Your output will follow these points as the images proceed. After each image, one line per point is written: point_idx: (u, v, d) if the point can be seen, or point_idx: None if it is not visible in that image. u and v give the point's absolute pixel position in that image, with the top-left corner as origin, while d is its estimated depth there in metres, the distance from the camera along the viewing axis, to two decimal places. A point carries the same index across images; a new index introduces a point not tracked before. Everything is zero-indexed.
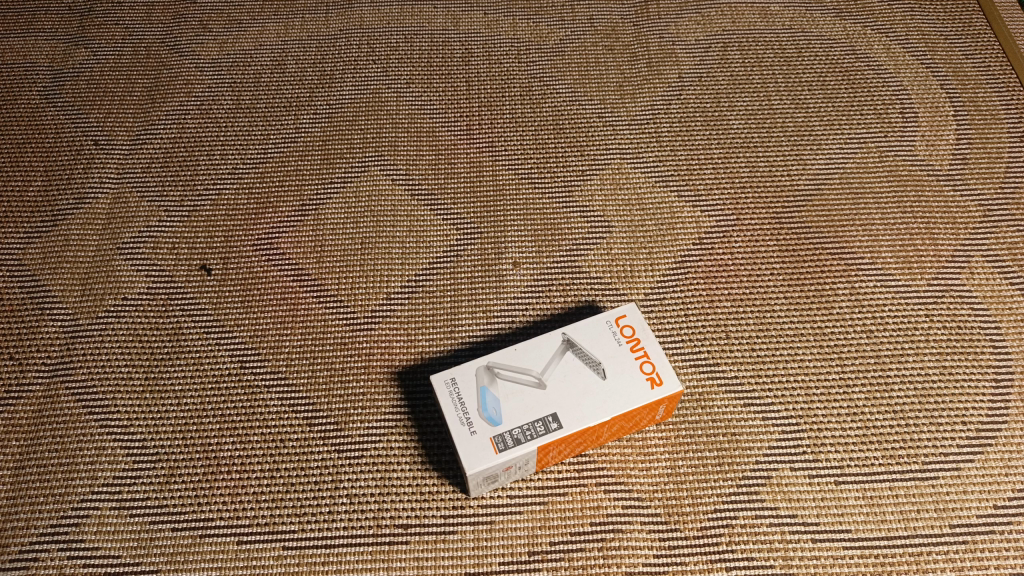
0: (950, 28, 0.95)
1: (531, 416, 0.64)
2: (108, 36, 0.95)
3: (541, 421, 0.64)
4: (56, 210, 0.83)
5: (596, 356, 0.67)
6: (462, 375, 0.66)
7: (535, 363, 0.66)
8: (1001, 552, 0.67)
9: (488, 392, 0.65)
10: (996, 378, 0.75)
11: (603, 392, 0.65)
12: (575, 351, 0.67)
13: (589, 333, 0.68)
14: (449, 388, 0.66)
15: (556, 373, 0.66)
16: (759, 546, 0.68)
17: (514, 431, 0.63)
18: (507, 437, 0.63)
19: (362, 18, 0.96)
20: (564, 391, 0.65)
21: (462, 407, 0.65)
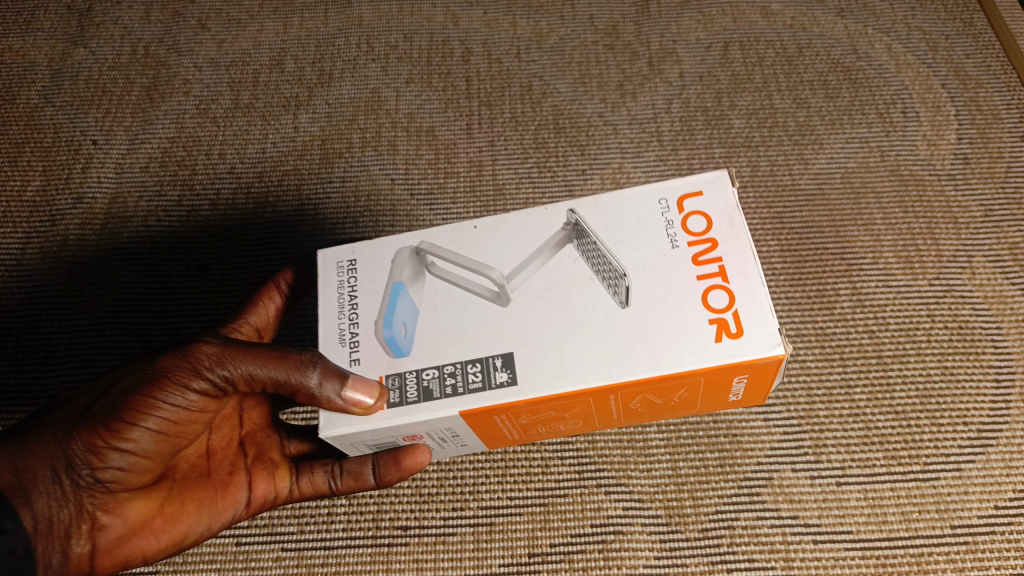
0: (951, 27, 0.94)
1: (450, 345, 0.56)
2: (106, 35, 0.94)
3: (464, 369, 0.55)
4: (54, 210, 0.83)
5: (630, 255, 0.56)
6: (387, 263, 0.60)
7: (494, 264, 0.58)
8: (1002, 553, 0.67)
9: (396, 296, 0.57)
10: (996, 379, 0.74)
11: (643, 328, 0.54)
12: (586, 248, 0.57)
13: (643, 237, 0.57)
14: (346, 272, 0.60)
15: (523, 280, 0.57)
16: (760, 548, 0.67)
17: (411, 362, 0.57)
18: (399, 377, 0.56)
19: (361, 17, 0.95)
20: (535, 309, 0.56)
21: (349, 312, 0.59)
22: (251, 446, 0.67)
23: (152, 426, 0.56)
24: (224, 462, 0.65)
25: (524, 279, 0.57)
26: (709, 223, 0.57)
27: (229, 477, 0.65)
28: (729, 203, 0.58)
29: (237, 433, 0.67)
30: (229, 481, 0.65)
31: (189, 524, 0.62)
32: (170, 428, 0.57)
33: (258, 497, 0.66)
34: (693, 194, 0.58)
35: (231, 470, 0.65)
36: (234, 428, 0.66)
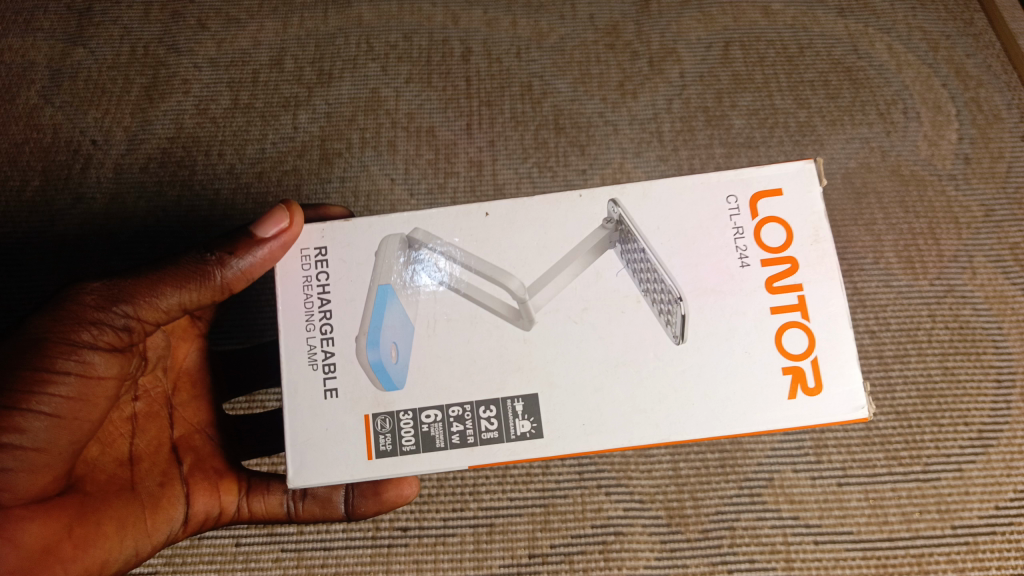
0: (952, 26, 0.94)
1: (453, 379, 0.49)
2: (105, 34, 0.94)
3: (475, 413, 0.49)
4: (54, 211, 0.83)
5: (688, 272, 0.49)
6: (374, 263, 0.51)
7: (513, 270, 0.50)
8: (1002, 553, 0.67)
9: (383, 306, 0.49)
10: (997, 379, 0.74)
11: (707, 377, 0.48)
12: (632, 259, 0.49)
13: (709, 258, 0.49)
14: (315, 266, 0.51)
15: (549, 298, 0.49)
16: (761, 548, 0.68)
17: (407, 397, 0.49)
18: (391, 420, 0.49)
19: (360, 16, 0.94)
20: (564, 340, 0.49)
21: (320, 323, 0.50)
22: (186, 449, 0.60)
23: (44, 406, 0.49)
24: (153, 468, 0.57)
25: (554, 300, 0.49)
26: (790, 235, 0.49)
27: (161, 488, 0.57)
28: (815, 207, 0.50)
29: (168, 436, 0.59)
30: (161, 494, 0.57)
31: (106, 548, 0.53)
32: (65, 406, 0.50)
33: (199, 514, 0.59)
34: (772, 192, 0.50)
35: (163, 481, 0.57)
36: (162, 429, 0.59)
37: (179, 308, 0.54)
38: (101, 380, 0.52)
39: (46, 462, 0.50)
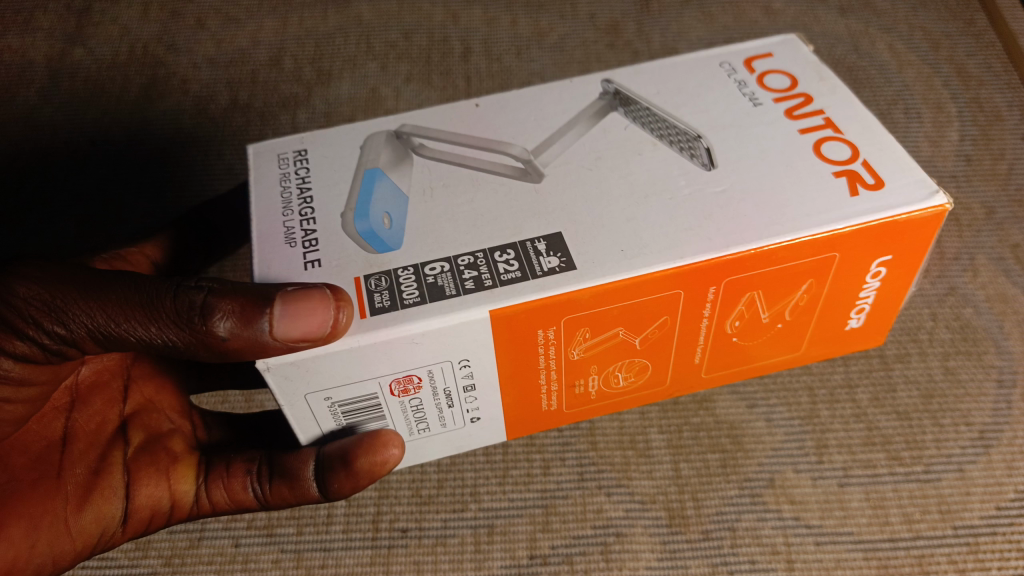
0: (952, 27, 0.94)
1: (461, 233, 0.53)
2: (105, 34, 0.94)
3: (491, 260, 0.51)
4: (50, 209, 0.82)
5: (742, 188, 0.54)
6: (363, 152, 0.59)
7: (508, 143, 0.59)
8: (1002, 554, 0.66)
9: (375, 182, 0.56)
10: (1000, 379, 0.74)
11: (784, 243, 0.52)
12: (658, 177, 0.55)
13: (763, 177, 0.55)
14: (295, 164, 0.59)
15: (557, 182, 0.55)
16: (762, 549, 0.67)
17: (436, 342, 0.50)
18: (387, 278, 0.51)
19: (361, 16, 0.95)
20: (598, 233, 0.52)
21: (302, 209, 0.55)
22: (138, 430, 0.60)
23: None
24: (88, 449, 0.56)
25: (562, 151, 0.57)
26: (850, 151, 0.56)
27: (93, 472, 0.55)
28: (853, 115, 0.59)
29: (116, 416, 0.59)
30: (93, 486, 0.55)
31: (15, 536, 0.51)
32: None
33: (142, 507, 0.57)
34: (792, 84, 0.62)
35: (99, 467, 0.56)
36: (110, 409, 0.59)
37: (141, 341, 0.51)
38: (29, 386, 0.52)
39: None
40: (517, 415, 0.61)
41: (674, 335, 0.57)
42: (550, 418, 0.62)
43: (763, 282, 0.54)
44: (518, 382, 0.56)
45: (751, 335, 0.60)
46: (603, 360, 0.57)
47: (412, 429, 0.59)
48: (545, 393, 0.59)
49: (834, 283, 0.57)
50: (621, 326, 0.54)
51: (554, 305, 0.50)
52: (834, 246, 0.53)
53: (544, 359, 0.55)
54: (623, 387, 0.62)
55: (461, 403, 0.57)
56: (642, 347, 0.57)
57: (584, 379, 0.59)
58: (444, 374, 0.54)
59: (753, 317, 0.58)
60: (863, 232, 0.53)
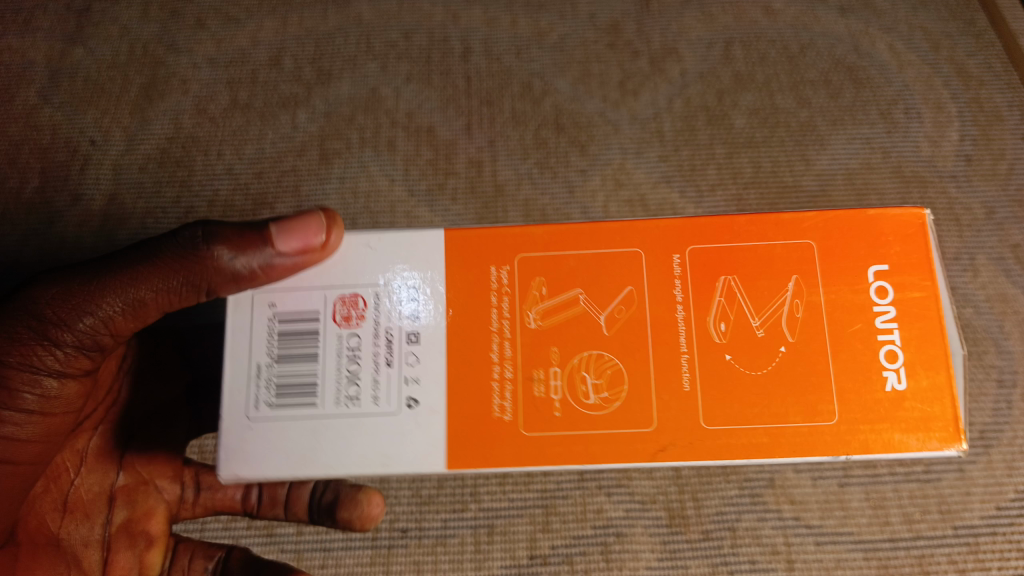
0: (954, 25, 0.93)
1: None
2: (104, 34, 0.93)
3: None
4: (51, 211, 0.82)
5: None
6: None
7: None
8: (1002, 554, 0.67)
9: None
10: (999, 379, 0.74)
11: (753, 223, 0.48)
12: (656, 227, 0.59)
13: None
14: None
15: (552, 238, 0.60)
16: (762, 549, 0.67)
17: (390, 252, 0.47)
18: None
19: (360, 15, 0.94)
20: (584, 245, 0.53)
21: None
22: (122, 501, 0.60)
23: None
24: (84, 519, 0.58)
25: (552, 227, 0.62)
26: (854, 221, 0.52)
27: (85, 546, 0.57)
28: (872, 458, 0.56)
29: (108, 484, 0.60)
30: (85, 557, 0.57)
31: None
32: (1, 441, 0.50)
33: None
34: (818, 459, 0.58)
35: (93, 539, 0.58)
36: (106, 475, 0.60)
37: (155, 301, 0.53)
38: (51, 417, 0.52)
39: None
40: (463, 432, 0.45)
41: (646, 320, 0.46)
42: (494, 438, 0.44)
43: (732, 261, 0.46)
44: (464, 341, 0.46)
45: (753, 361, 0.45)
46: (564, 354, 0.45)
47: (337, 397, 0.45)
48: (494, 386, 0.45)
49: (848, 286, 0.46)
50: (579, 286, 0.46)
51: (501, 235, 0.47)
52: (806, 229, 0.46)
53: (496, 344, 0.46)
54: (596, 408, 0.45)
55: (403, 362, 0.45)
56: (608, 331, 0.46)
57: (544, 372, 0.45)
58: (389, 300, 0.46)
59: (742, 320, 0.45)
60: (834, 218, 0.46)
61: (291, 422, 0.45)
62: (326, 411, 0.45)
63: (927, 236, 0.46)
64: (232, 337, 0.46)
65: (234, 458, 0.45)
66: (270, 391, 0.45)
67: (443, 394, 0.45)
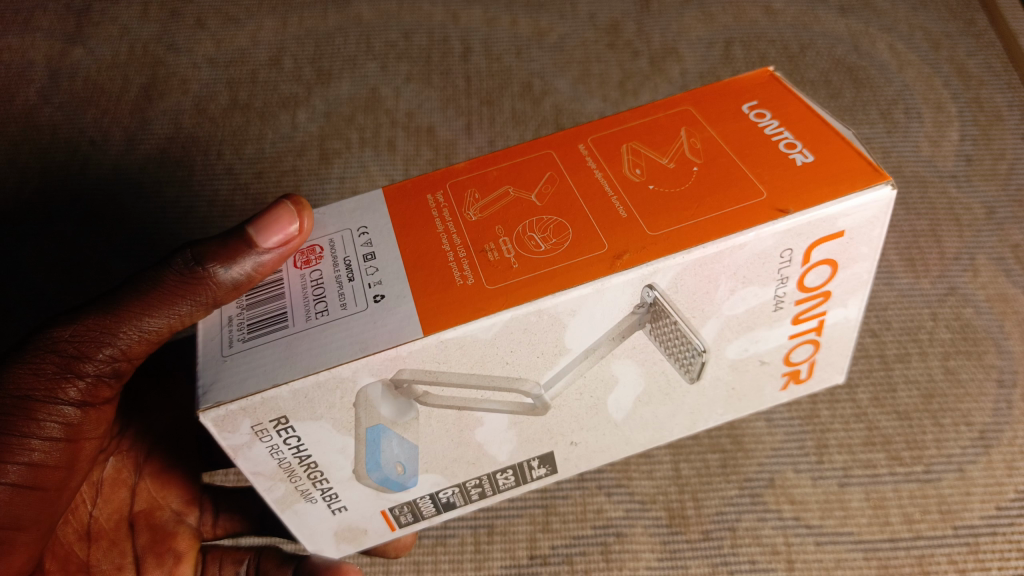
0: (952, 27, 0.93)
1: None
2: (105, 34, 0.93)
3: (492, 480, 0.55)
4: (50, 209, 0.82)
5: None
6: None
7: None
8: (1002, 554, 0.66)
9: None
10: (999, 379, 0.74)
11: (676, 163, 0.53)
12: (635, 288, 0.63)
13: None
14: None
15: None
16: (762, 549, 0.67)
17: (341, 211, 0.51)
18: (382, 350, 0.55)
19: (360, 15, 0.94)
20: None
21: None
22: (145, 526, 0.59)
23: (9, 475, 0.46)
24: (110, 546, 0.57)
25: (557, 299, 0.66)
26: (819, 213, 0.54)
27: (119, 572, 0.57)
28: (844, 352, 0.59)
29: (127, 509, 0.59)
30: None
31: None
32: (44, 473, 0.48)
33: None
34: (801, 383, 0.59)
35: (119, 564, 0.57)
36: (124, 501, 0.59)
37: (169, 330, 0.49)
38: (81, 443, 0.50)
39: (17, 548, 0.48)
40: (429, 284, 0.45)
41: (570, 187, 0.49)
42: (459, 300, 0.44)
43: (629, 134, 0.52)
44: (411, 243, 0.48)
45: (675, 182, 0.48)
46: (510, 223, 0.48)
47: (307, 314, 0.45)
48: (451, 264, 0.46)
49: (730, 121, 0.51)
50: (507, 185, 0.50)
51: (427, 176, 0.52)
52: (680, 100, 0.53)
53: (446, 238, 0.48)
54: (549, 254, 0.46)
55: (364, 275, 0.47)
56: (542, 203, 0.49)
57: (493, 243, 0.47)
58: (344, 242, 0.49)
59: (652, 163, 0.49)
60: (699, 92, 0.54)
61: (262, 347, 0.44)
62: (297, 327, 0.45)
63: (779, 81, 0.53)
64: (205, 346, 0.46)
65: (211, 390, 0.43)
66: (242, 331, 0.46)
67: (404, 283, 0.46)
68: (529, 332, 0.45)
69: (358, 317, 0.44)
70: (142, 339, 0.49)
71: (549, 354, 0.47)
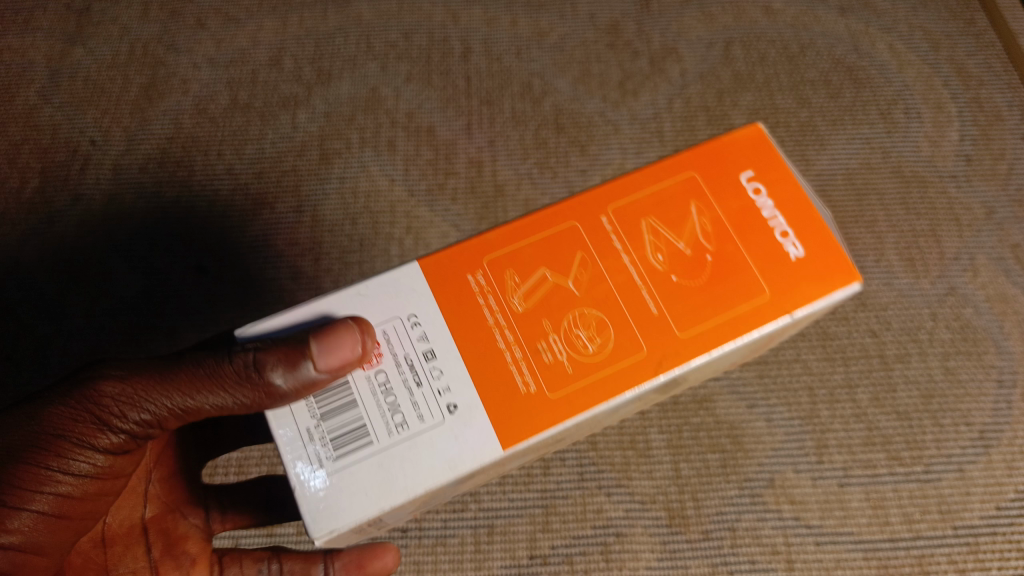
0: (953, 26, 0.93)
1: None
2: (105, 34, 0.93)
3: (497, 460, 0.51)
4: (52, 209, 0.83)
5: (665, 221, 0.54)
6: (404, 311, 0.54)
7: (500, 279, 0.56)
8: (1002, 553, 0.68)
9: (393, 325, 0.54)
10: (999, 379, 0.75)
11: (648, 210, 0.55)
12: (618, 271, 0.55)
13: None
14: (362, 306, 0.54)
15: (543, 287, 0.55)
16: (762, 549, 0.67)
17: (380, 295, 0.47)
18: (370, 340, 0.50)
19: (360, 16, 0.94)
20: None
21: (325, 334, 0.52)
22: (156, 532, 0.56)
23: (41, 503, 0.46)
24: (123, 551, 0.54)
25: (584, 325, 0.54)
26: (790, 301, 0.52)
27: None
28: None
29: (140, 516, 0.55)
30: None
31: None
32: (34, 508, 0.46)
33: None
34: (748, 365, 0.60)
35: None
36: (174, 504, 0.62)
37: (216, 406, 0.48)
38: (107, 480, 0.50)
39: (35, 565, 0.46)
40: (506, 419, 0.44)
41: (606, 277, 0.47)
42: (526, 410, 0.44)
43: (644, 208, 0.49)
44: (472, 345, 0.45)
45: (695, 271, 0.47)
46: (558, 311, 0.46)
47: (388, 427, 0.43)
48: (511, 366, 0.45)
49: (732, 198, 0.49)
50: (543, 266, 0.48)
51: (468, 246, 0.49)
52: (683, 164, 0.50)
53: (498, 333, 0.46)
54: (599, 355, 0.45)
55: (430, 378, 0.44)
56: (579, 292, 0.47)
57: (545, 341, 0.45)
58: (398, 336, 0.46)
59: (671, 247, 0.48)
60: (698, 152, 0.51)
61: (356, 468, 0.43)
62: (382, 443, 0.43)
63: (767, 141, 0.51)
64: (287, 463, 0.42)
65: (320, 517, 0.42)
66: (328, 447, 0.43)
67: (474, 389, 0.44)
68: (585, 410, 0.44)
69: (439, 432, 0.43)
70: (185, 403, 0.49)
71: (591, 420, 0.47)
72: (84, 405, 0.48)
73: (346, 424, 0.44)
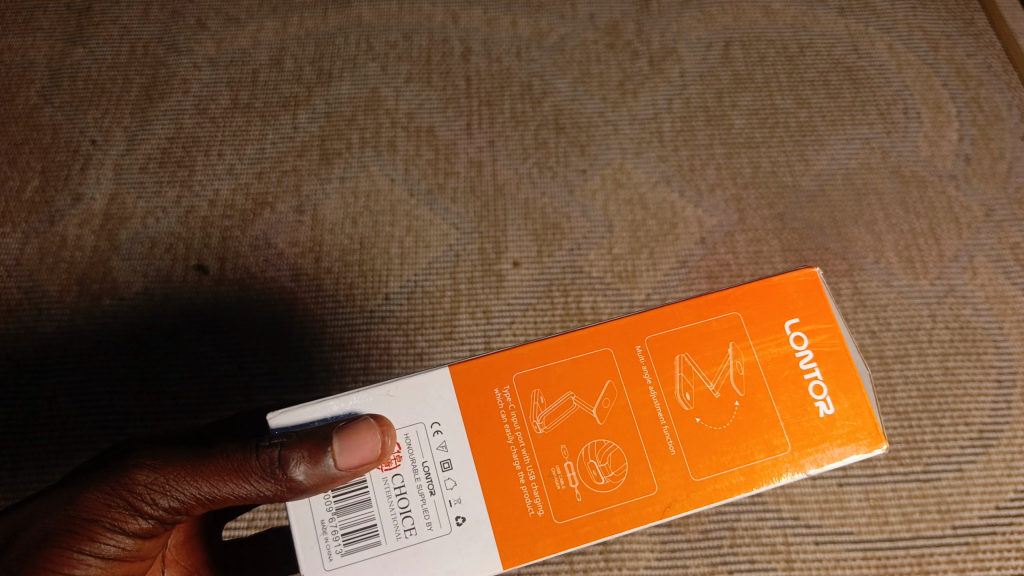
0: (953, 26, 0.93)
1: None
2: (105, 34, 0.93)
3: None
4: (52, 209, 0.83)
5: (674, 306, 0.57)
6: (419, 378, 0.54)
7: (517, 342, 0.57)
8: (1002, 553, 0.68)
9: None
10: (998, 379, 0.75)
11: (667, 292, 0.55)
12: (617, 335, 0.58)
13: None
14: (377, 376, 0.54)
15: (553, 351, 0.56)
16: (762, 548, 0.68)
17: (408, 396, 0.46)
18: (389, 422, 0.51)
19: (361, 16, 0.94)
20: None
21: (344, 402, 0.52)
22: None
23: None
24: None
25: None
26: None
27: None
28: None
29: None
30: None
31: None
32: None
33: None
34: None
35: None
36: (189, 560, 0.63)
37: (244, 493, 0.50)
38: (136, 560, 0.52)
39: None
40: (508, 538, 0.44)
41: (628, 406, 0.46)
42: (531, 535, 0.44)
43: (681, 341, 0.47)
44: (487, 464, 0.45)
45: (718, 418, 0.46)
46: (581, 438, 0.45)
47: (397, 531, 0.44)
48: (522, 490, 0.45)
49: (773, 343, 0.47)
50: (569, 390, 0.46)
51: (498, 357, 0.47)
52: (730, 301, 0.48)
53: (514, 454, 0.45)
54: (609, 489, 0.45)
55: (443, 489, 0.45)
56: (602, 422, 0.46)
57: (559, 467, 0.45)
58: (418, 442, 0.46)
59: (701, 387, 0.46)
60: (747, 291, 0.48)
61: (362, 565, 0.44)
62: (390, 545, 0.44)
63: (824, 287, 0.48)
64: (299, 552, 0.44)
65: None
66: (339, 541, 0.45)
67: (484, 504, 0.44)
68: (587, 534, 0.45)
69: (442, 542, 0.44)
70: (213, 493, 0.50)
71: None
72: (119, 489, 0.50)
73: (358, 521, 0.45)
